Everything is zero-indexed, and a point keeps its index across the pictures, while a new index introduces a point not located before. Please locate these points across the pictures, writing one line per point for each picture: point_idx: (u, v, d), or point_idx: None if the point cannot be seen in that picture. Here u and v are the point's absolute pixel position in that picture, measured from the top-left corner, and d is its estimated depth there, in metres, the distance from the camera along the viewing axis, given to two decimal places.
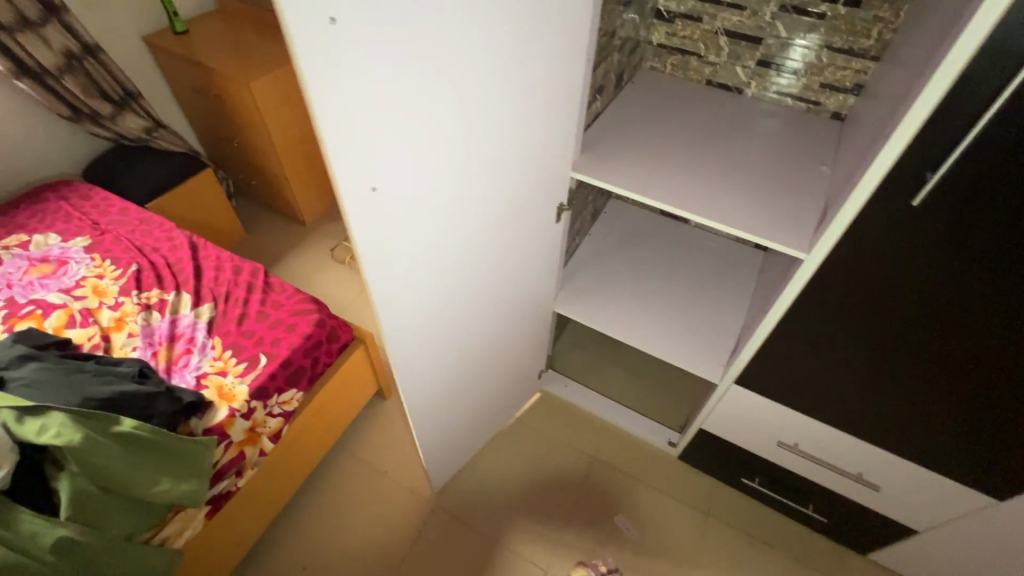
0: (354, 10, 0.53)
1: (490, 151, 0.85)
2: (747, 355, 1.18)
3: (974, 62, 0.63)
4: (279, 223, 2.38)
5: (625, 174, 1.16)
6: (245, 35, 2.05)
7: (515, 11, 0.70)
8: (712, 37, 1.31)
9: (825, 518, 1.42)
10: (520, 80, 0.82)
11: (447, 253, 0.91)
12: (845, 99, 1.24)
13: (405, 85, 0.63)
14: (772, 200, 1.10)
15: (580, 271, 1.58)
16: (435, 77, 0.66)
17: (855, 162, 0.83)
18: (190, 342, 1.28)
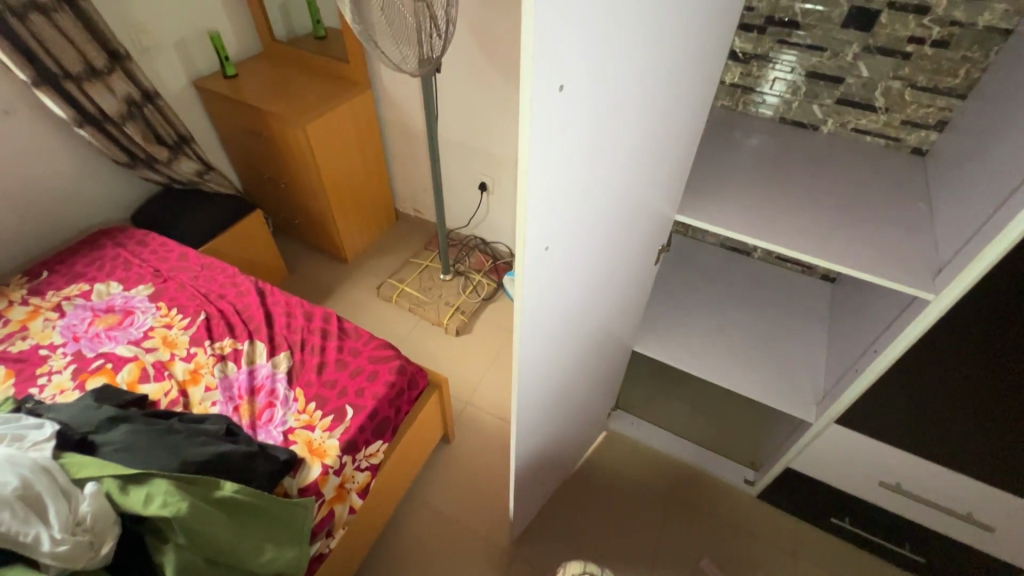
0: (577, 77, 0.51)
1: (633, 203, 0.83)
2: (851, 395, 1.16)
3: None
4: (320, 261, 2.36)
5: (723, 214, 1.15)
6: (293, 77, 2.06)
7: (685, 70, 0.69)
8: (789, 77, 1.33)
9: (923, 559, 1.37)
10: (667, 133, 0.80)
11: (579, 306, 0.89)
12: (927, 135, 1.24)
13: (592, 145, 0.61)
14: (875, 237, 1.10)
15: (651, 307, 1.56)
16: (613, 136, 0.65)
17: (1007, 206, 0.82)
18: (271, 395, 1.25)
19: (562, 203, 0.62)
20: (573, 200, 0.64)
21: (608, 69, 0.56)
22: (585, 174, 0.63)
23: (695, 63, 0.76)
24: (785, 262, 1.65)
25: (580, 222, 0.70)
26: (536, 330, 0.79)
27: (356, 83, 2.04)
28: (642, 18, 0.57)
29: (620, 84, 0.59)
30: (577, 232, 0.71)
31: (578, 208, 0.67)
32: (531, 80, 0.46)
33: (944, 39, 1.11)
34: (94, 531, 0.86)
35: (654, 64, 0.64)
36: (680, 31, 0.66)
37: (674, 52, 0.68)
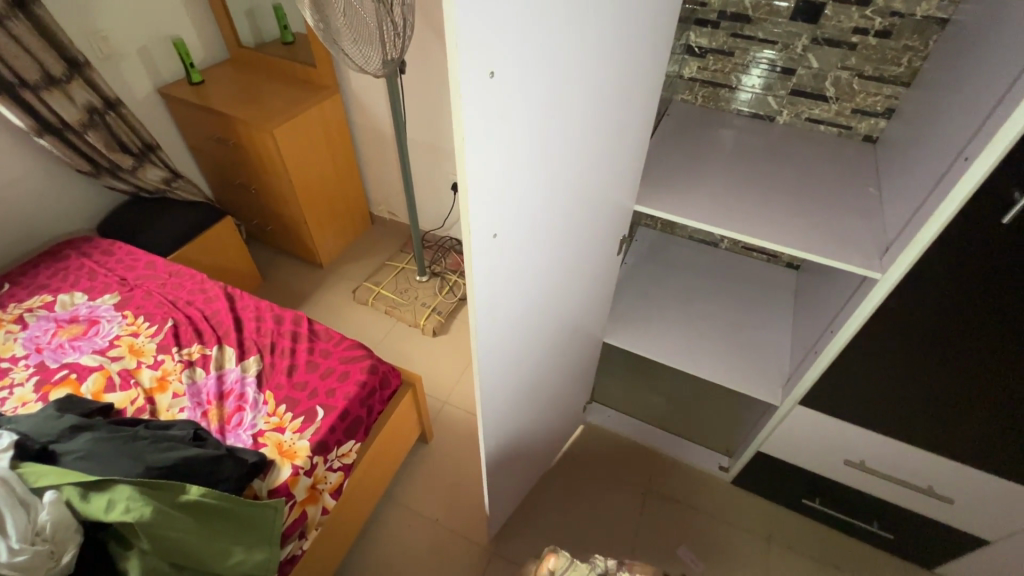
0: (507, 62, 0.53)
1: (586, 195, 0.84)
2: (811, 377, 1.19)
3: None
4: (295, 267, 2.35)
5: (683, 204, 1.18)
6: (260, 82, 2.05)
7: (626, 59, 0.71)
8: (745, 70, 1.36)
9: (893, 535, 1.40)
10: (616, 124, 0.82)
11: (538, 296, 0.89)
12: (876, 122, 1.29)
13: (534, 133, 0.63)
14: (828, 222, 1.13)
15: (622, 299, 1.59)
16: (555, 125, 0.66)
17: (943, 184, 0.86)
18: (241, 399, 1.24)
19: (507, 190, 0.63)
20: (518, 188, 0.65)
21: (542, 58, 0.57)
22: (527, 162, 0.65)
23: (639, 54, 0.78)
24: (751, 252, 1.69)
25: (529, 211, 0.71)
26: (493, 320, 0.79)
27: (325, 87, 2.04)
28: (575, 7, 0.58)
29: (556, 74, 0.61)
30: (527, 221, 0.72)
31: (525, 196, 0.68)
32: (458, 65, 0.48)
33: (886, 29, 1.15)
34: (54, 540, 0.85)
35: (593, 53, 0.66)
36: (618, 23, 0.68)
37: (615, 41, 0.69)
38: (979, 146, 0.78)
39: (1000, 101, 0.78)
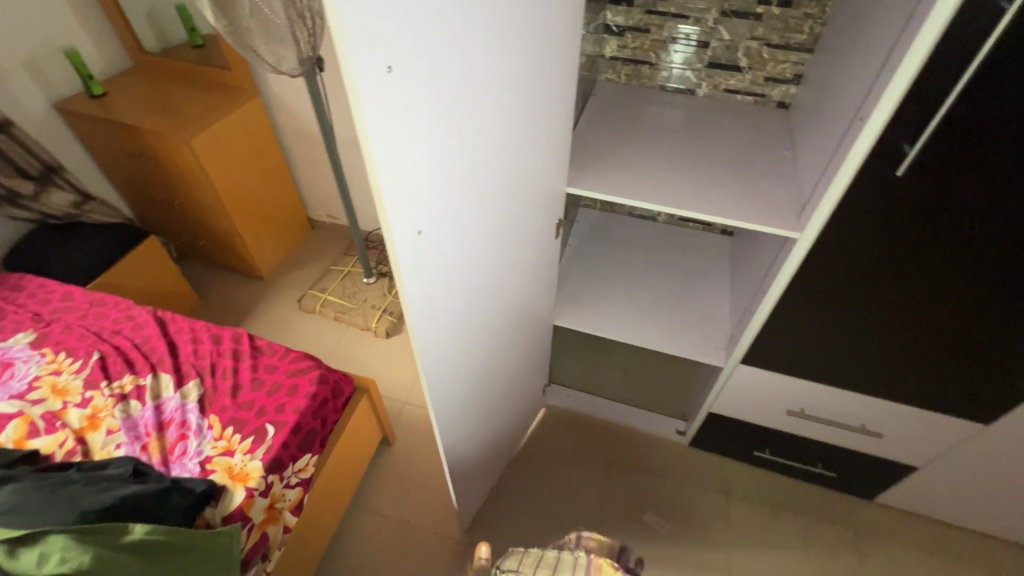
0: (405, 55, 0.51)
1: (512, 182, 0.85)
2: (749, 336, 1.25)
3: (935, 51, 0.73)
4: (234, 282, 2.24)
5: (614, 182, 1.20)
6: (170, 89, 1.92)
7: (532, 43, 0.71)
8: (662, 46, 1.39)
9: (835, 473, 1.51)
10: (533, 110, 0.82)
11: (477, 288, 0.89)
12: (787, 89, 1.35)
13: (446, 125, 0.62)
14: (750, 187, 1.18)
15: (568, 281, 1.61)
16: (468, 116, 0.65)
17: (845, 142, 0.92)
18: (183, 427, 1.18)
19: (425, 185, 0.62)
20: (436, 181, 0.65)
21: (444, 48, 0.56)
22: (444, 156, 0.64)
23: (547, 36, 0.78)
24: (686, 222, 1.75)
25: (453, 203, 0.70)
26: (431, 316, 0.78)
27: (242, 90, 1.94)
28: None
29: (462, 64, 0.60)
30: (453, 214, 0.71)
31: (446, 189, 0.67)
32: (350, 63, 0.46)
33: None
34: None
35: (498, 39, 0.65)
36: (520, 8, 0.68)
37: (519, 25, 0.69)
38: (871, 105, 0.83)
39: (886, 60, 0.83)
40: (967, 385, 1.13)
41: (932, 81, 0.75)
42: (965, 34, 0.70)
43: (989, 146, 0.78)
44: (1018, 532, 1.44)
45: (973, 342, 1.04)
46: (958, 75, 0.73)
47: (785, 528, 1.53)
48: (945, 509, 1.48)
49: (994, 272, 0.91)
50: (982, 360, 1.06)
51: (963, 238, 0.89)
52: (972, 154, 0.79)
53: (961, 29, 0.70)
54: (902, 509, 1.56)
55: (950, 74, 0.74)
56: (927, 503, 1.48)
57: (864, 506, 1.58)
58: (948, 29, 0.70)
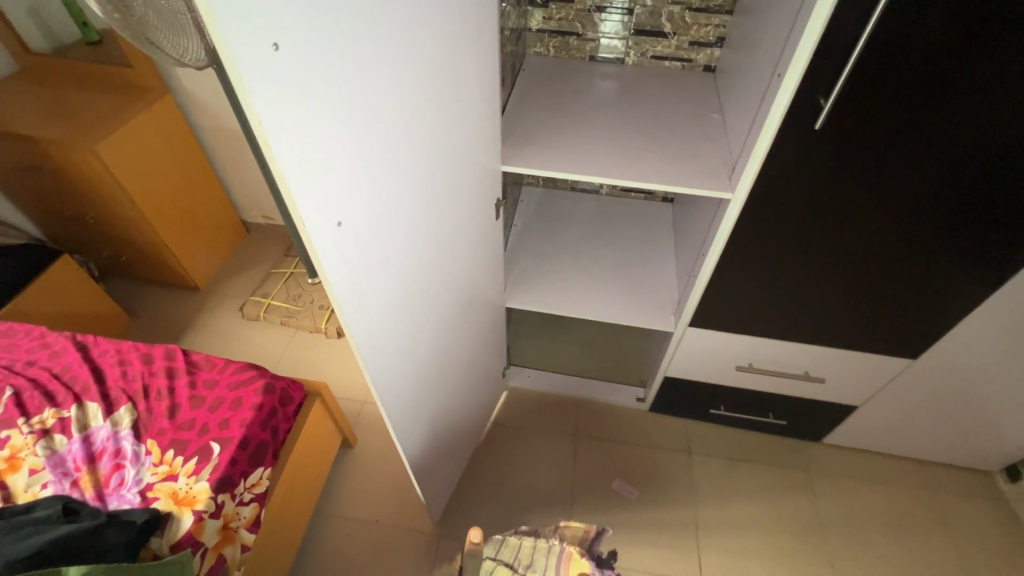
0: (293, 31, 0.47)
1: (437, 164, 0.82)
2: (695, 299, 1.27)
3: (840, 4, 0.74)
4: (167, 296, 2.11)
5: (551, 157, 1.18)
6: (66, 92, 1.75)
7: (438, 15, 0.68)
8: (587, 15, 1.37)
9: (785, 420, 1.59)
10: (451, 88, 0.79)
11: (415, 277, 0.86)
12: (712, 52, 1.37)
13: (353, 106, 0.58)
14: (683, 152, 1.19)
15: (517, 262, 1.59)
16: (377, 96, 0.62)
17: (766, 99, 0.93)
18: (117, 456, 1.10)
19: (338, 173, 0.59)
20: (351, 168, 0.61)
21: (339, 23, 0.52)
22: (355, 139, 0.60)
23: (457, 7, 0.75)
24: (629, 193, 1.77)
25: (374, 190, 0.67)
26: (366, 311, 0.75)
27: (149, 88, 1.79)
28: None
29: (361, 39, 0.56)
30: (375, 201, 0.68)
31: (364, 175, 0.64)
32: (229, 42, 0.42)
33: None
34: None
35: (400, 12, 0.62)
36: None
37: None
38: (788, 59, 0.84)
39: (799, 12, 0.84)
40: (895, 323, 1.20)
41: (841, 31, 0.77)
42: None
43: (894, 94, 0.81)
44: (950, 455, 1.56)
45: (898, 283, 1.10)
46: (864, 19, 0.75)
47: (744, 478, 1.60)
48: (887, 442, 1.58)
49: (910, 213, 0.96)
50: (905, 298, 1.13)
51: (881, 184, 0.93)
52: (879, 102, 0.82)
53: None
54: (848, 447, 1.66)
55: (855, 25, 0.76)
56: (869, 438, 1.58)
57: (814, 448, 1.67)
58: None
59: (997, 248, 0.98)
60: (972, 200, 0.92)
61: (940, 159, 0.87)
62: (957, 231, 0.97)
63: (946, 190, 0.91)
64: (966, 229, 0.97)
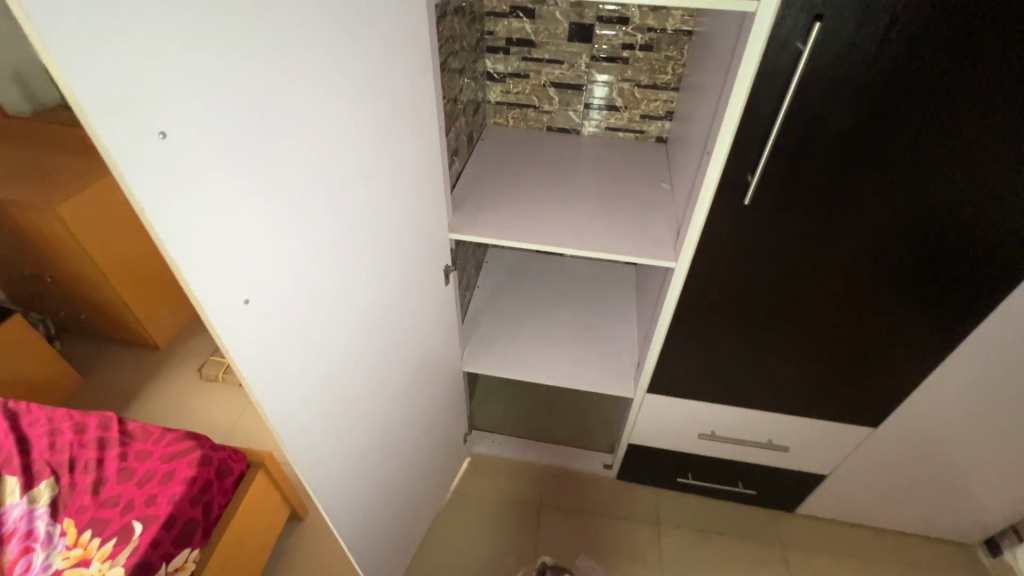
0: (185, 119, 0.47)
1: (368, 234, 0.82)
2: (650, 366, 1.25)
3: (754, 92, 0.77)
4: (126, 356, 2.05)
5: (503, 222, 1.19)
6: (36, 154, 1.77)
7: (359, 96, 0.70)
8: (542, 90, 1.43)
9: (755, 490, 1.53)
10: (382, 159, 0.80)
11: (349, 344, 0.84)
12: (663, 124, 1.43)
13: (261, 184, 0.58)
14: (632, 221, 1.21)
15: (478, 324, 1.57)
16: (291, 172, 0.62)
17: (700, 173, 0.96)
18: (29, 537, 1.03)
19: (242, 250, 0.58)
20: (260, 244, 0.60)
21: (239, 106, 0.53)
22: (264, 216, 0.60)
23: (385, 88, 0.77)
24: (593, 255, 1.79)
25: (291, 263, 0.66)
26: (287, 384, 0.72)
27: None
28: (270, 53, 0.55)
29: (269, 120, 0.57)
30: (293, 274, 0.67)
31: (277, 249, 0.63)
32: (105, 133, 0.41)
33: (648, 43, 1.30)
34: None
35: (317, 95, 0.63)
36: (341, 60, 0.66)
37: (344, 79, 0.67)
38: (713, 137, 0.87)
39: (721, 95, 0.87)
40: (851, 390, 1.18)
41: (758, 115, 0.79)
42: (777, 73, 0.75)
43: (816, 172, 0.83)
44: (926, 526, 1.50)
45: (848, 349, 1.09)
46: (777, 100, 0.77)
47: (716, 553, 1.52)
48: (861, 512, 1.52)
49: (853, 280, 0.97)
50: (857, 365, 1.12)
51: (814, 254, 0.94)
52: (803, 180, 0.85)
53: (773, 69, 0.74)
54: (823, 518, 1.60)
55: (771, 110, 0.78)
56: (842, 508, 1.52)
57: (788, 518, 1.61)
58: (760, 71, 0.75)
59: (937, 314, 0.99)
60: (911, 266, 0.93)
61: (867, 231, 0.89)
62: (896, 300, 0.98)
63: (879, 260, 0.93)
64: (904, 297, 0.98)
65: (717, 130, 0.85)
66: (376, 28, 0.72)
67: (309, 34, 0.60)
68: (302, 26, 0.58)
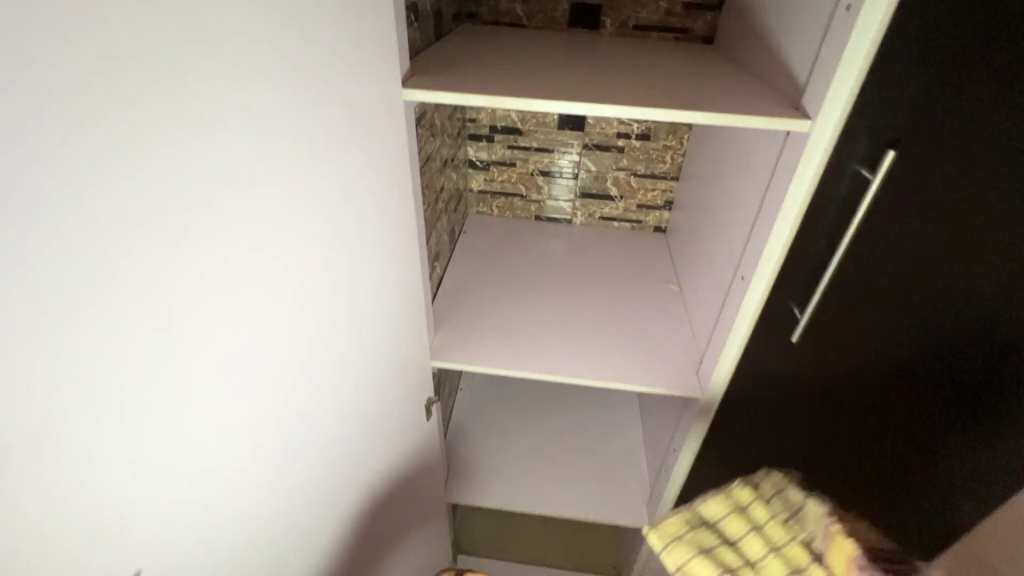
0: (28, 305, 0.27)
1: (339, 385, 0.62)
2: (668, 499, 1.07)
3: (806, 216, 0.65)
4: None
5: (498, 339, 0.99)
6: None
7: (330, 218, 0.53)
8: (530, 178, 1.31)
9: None
10: (349, 279, 0.60)
11: (311, 541, 0.62)
12: (661, 214, 1.32)
13: (155, 375, 0.36)
14: (649, 333, 1.02)
15: (462, 438, 1.36)
16: (208, 342, 0.40)
17: (730, 296, 0.81)
18: None
19: (126, 483, 0.35)
20: (160, 460, 0.38)
21: (110, 270, 0.31)
22: (161, 421, 0.37)
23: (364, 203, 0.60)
24: None
25: (217, 464, 0.43)
26: None
27: None
28: (200, 179, 0.37)
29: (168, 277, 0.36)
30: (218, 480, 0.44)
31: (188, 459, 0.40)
32: None
33: (645, 132, 1.20)
34: None
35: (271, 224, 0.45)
36: (308, 175, 0.49)
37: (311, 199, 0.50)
38: (752, 260, 0.74)
39: (755, 213, 0.75)
40: None
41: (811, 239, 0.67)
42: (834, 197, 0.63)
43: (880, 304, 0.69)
44: None
45: None
46: (838, 226, 0.64)
47: None
48: None
49: None
50: None
51: None
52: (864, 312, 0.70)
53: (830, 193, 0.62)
54: None
55: (828, 237, 0.66)
56: None
57: None
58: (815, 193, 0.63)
59: None
60: None
61: None
62: None
63: None
64: None
65: (757, 253, 0.72)
66: (354, 138, 0.56)
67: (241, 145, 0.40)
68: (230, 136, 0.39)
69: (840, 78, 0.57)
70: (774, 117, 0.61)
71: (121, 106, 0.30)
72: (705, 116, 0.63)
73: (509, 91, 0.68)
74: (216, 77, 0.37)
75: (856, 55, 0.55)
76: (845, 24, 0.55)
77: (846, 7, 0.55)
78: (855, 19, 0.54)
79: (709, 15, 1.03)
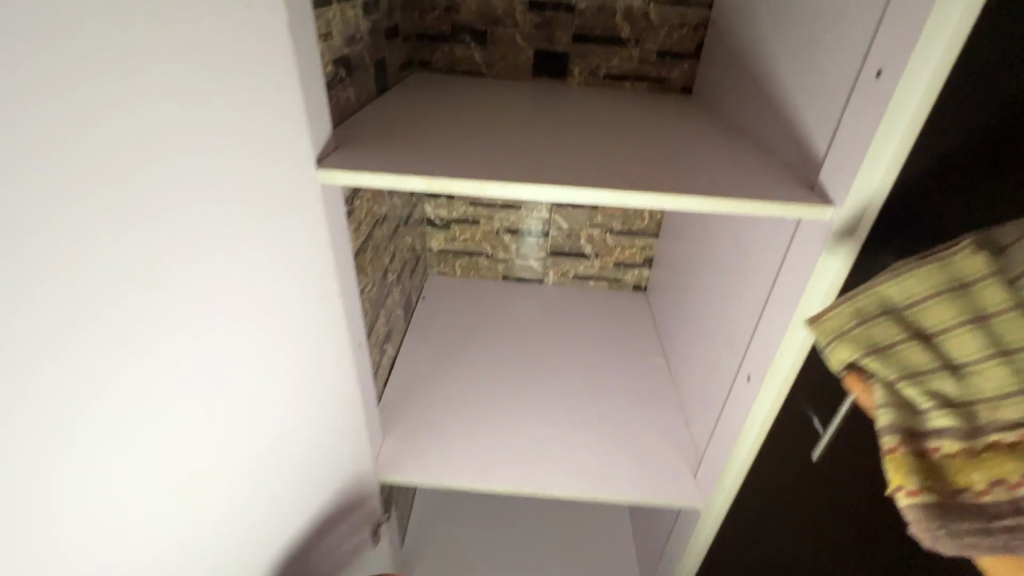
0: None
1: (258, 459, 0.54)
2: None
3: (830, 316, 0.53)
4: None
5: (460, 438, 0.83)
6: None
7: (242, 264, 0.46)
8: (495, 236, 1.18)
9: None
10: (277, 339, 0.53)
11: None
12: (640, 272, 1.20)
13: (102, 462, 0.38)
14: (638, 422, 0.88)
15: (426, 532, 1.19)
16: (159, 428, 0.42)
17: (733, 396, 0.69)
18: None
19: (65, 565, 0.37)
20: (96, 544, 0.39)
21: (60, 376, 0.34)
22: (102, 507, 0.39)
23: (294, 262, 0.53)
24: None
25: (148, 547, 0.43)
26: None
27: None
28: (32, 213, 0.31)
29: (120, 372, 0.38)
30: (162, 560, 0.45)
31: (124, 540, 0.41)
32: None
33: None
34: None
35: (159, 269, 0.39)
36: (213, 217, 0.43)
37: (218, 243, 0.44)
38: (761, 359, 0.62)
39: (762, 305, 0.63)
40: None
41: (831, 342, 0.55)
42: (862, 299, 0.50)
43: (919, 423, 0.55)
44: None
45: None
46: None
47: None
48: None
49: None
50: None
51: None
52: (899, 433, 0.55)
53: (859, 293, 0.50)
54: None
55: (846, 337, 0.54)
56: None
57: None
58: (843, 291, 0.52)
59: None
60: None
61: None
62: None
63: None
64: None
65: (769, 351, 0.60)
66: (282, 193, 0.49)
67: (102, 174, 0.34)
68: (82, 161, 0.33)
69: (871, 158, 0.46)
70: (786, 203, 0.50)
71: (81, 229, 0.34)
72: (704, 203, 0.51)
73: (460, 166, 0.55)
74: (99, 142, 0.34)
75: (894, 132, 0.44)
76: (875, 94, 0.45)
77: (878, 73, 0.44)
78: (890, 90, 0.43)
79: (687, 63, 0.94)
